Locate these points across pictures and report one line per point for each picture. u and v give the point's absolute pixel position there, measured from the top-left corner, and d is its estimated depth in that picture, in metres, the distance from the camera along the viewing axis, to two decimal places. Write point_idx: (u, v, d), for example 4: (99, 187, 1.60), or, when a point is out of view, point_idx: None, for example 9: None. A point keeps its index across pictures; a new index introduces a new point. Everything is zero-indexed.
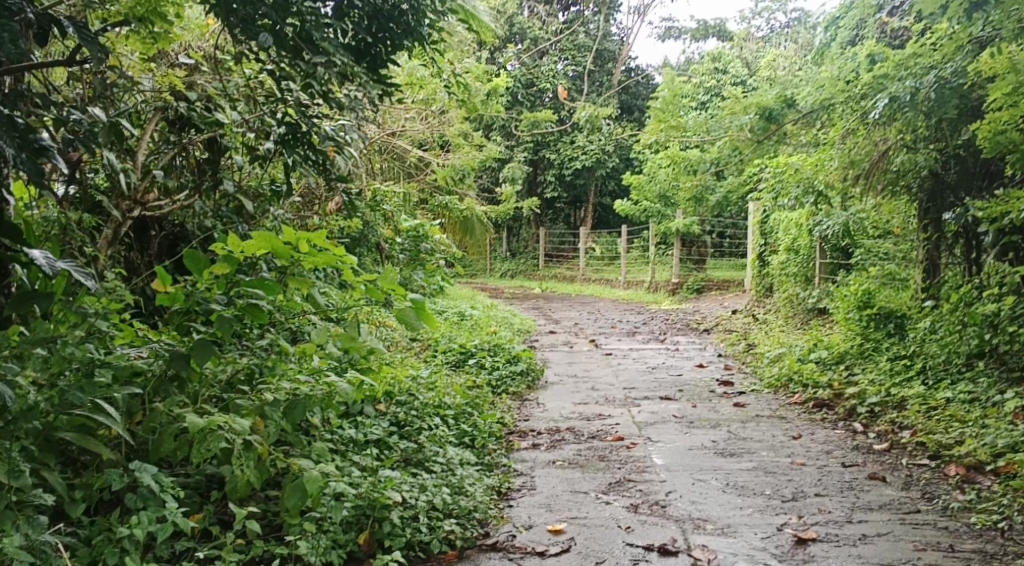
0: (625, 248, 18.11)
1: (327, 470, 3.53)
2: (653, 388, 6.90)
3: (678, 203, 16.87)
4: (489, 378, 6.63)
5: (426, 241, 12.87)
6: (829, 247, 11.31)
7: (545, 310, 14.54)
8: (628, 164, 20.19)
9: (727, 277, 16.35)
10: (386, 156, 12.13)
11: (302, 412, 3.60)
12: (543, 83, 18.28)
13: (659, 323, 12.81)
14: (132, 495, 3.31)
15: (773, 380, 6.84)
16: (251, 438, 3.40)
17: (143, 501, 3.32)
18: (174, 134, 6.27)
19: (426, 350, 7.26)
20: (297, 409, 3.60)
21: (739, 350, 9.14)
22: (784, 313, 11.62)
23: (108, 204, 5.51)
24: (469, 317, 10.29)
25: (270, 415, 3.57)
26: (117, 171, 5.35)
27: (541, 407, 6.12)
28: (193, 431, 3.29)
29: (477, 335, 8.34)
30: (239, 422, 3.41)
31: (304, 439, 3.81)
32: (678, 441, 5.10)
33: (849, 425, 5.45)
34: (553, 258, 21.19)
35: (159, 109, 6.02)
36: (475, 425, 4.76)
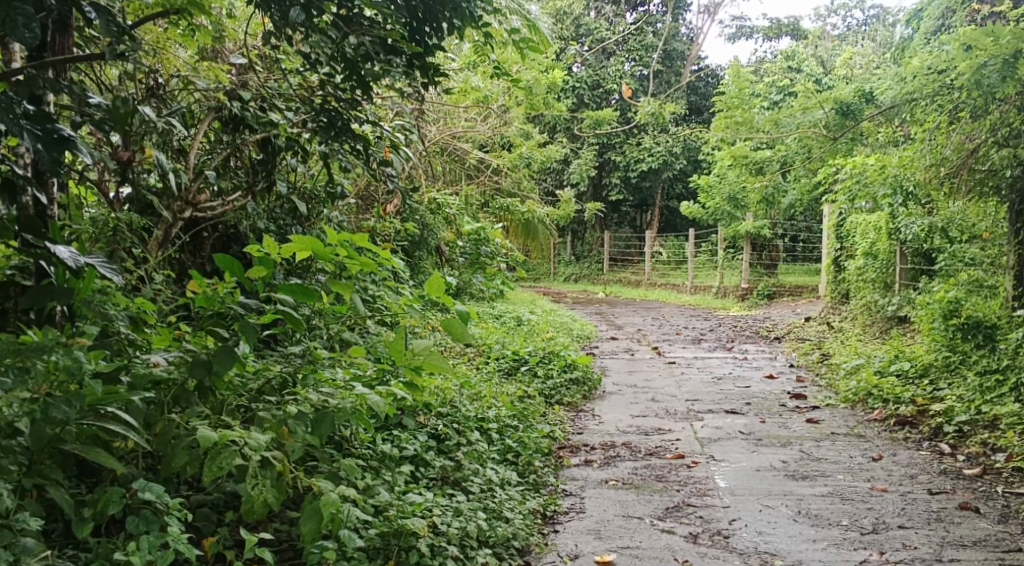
0: (693, 252, 17.61)
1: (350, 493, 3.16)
2: (719, 401, 6.49)
3: (748, 206, 16.33)
4: (543, 388, 6.30)
5: (487, 244, 12.61)
6: (910, 252, 10.72)
7: (608, 315, 14.16)
8: (697, 166, 19.68)
9: (800, 283, 15.75)
10: (446, 157, 11.88)
11: (330, 425, 3.32)
12: (609, 83, 17.90)
13: (726, 330, 12.34)
14: (134, 518, 3.09)
15: (849, 393, 6.38)
16: (268, 455, 3.10)
17: (145, 525, 3.09)
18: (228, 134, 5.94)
19: (478, 358, 6.97)
20: (325, 423, 3.31)
21: (812, 360, 8.66)
22: (860, 321, 11.06)
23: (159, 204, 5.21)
24: (528, 322, 9.97)
25: (294, 430, 3.27)
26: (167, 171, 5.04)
27: (597, 419, 5.77)
28: (204, 447, 3.02)
29: (534, 342, 8.01)
30: (256, 437, 3.12)
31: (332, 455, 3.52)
32: (745, 460, 4.70)
33: (934, 446, 5.00)
34: (619, 262, 20.77)
35: (212, 109, 5.76)
36: (522, 441, 4.42)
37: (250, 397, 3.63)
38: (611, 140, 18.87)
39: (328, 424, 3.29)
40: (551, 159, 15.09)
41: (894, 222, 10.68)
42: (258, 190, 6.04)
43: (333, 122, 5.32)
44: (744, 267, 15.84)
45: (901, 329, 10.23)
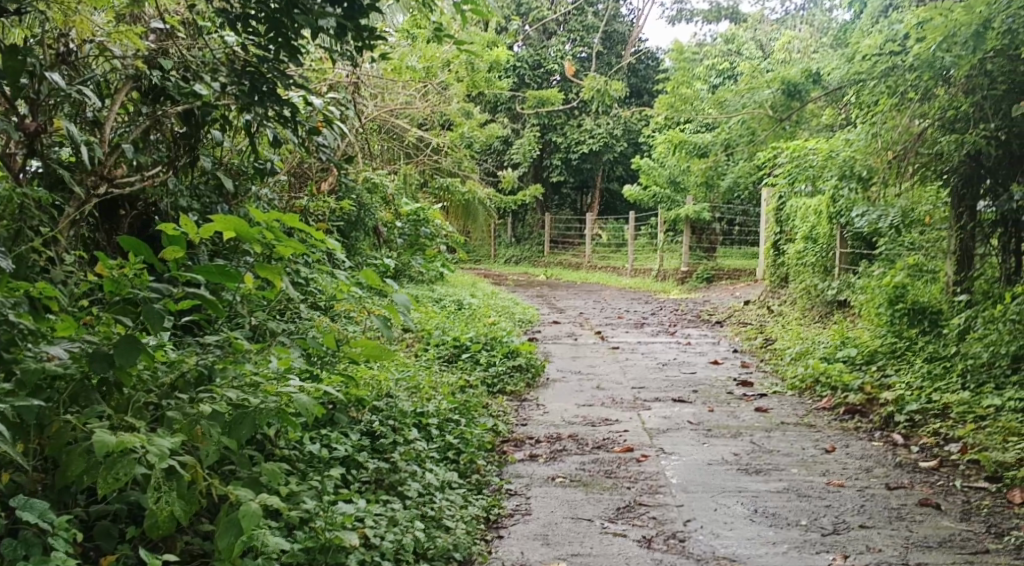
0: (633, 235, 17.49)
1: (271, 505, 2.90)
2: (665, 388, 6.29)
3: (689, 189, 16.23)
4: (484, 376, 6.04)
5: (426, 226, 12.30)
6: (851, 236, 10.68)
7: (548, 298, 13.96)
8: (637, 148, 19.53)
9: (739, 267, 15.70)
10: (384, 135, 11.52)
11: (250, 430, 3.04)
12: (550, 64, 17.65)
13: (667, 314, 12.22)
14: (11, 541, 2.75)
15: (796, 381, 6.23)
16: (175, 464, 2.79)
17: (25, 548, 2.76)
18: (147, 106, 5.48)
19: (416, 344, 6.68)
20: (245, 424, 3.04)
21: (756, 344, 8.54)
22: (801, 305, 11.02)
23: (69, 179, 4.73)
24: (468, 306, 9.69)
25: (210, 433, 2.98)
26: (78, 145, 4.64)
27: (541, 409, 5.54)
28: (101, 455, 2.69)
29: (473, 326, 7.74)
30: (161, 442, 2.79)
31: (253, 459, 3.23)
32: (696, 453, 4.50)
33: (887, 437, 4.86)
34: (559, 245, 20.58)
35: (130, 78, 5.29)
36: (463, 436, 4.15)
37: (159, 393, 3.33)
38: (551, 121, 18.64)
39: (247, 427, 3.03)
40: (491, 139, 14.79)
41: (836, 205, 10.61)
42: (179, 166, 5.67)
43: (256, 86, 4.98)
44: (684, 250, 15.75)
45: (843, 313, 10.18)
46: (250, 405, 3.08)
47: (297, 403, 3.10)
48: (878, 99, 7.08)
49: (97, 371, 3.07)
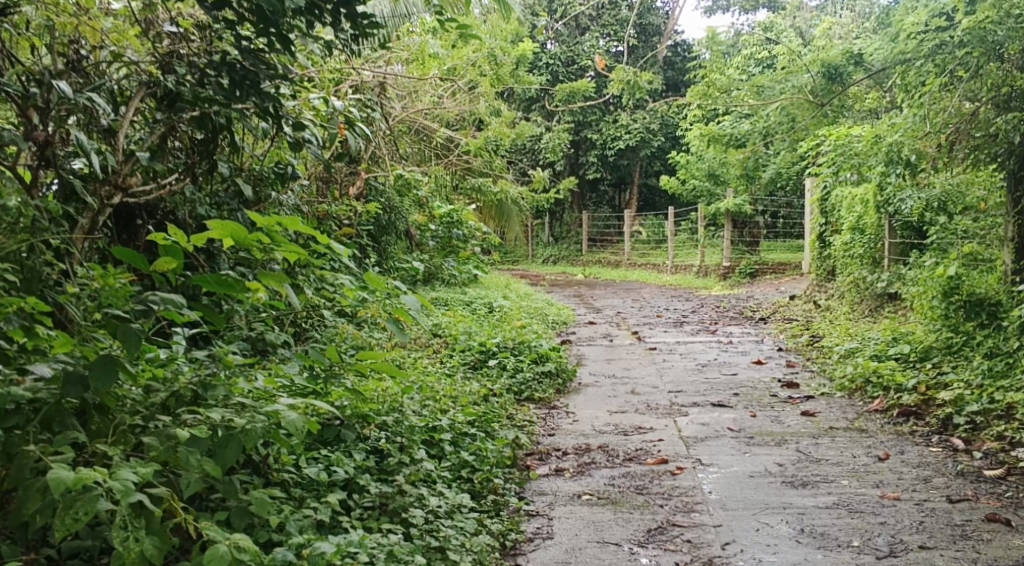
0: (673, 231, 17.07)
1: (249, 545, 2.68)
2: (704, 392, 5.93)
3: (729, 182, 15.78)
4: (510, 383, 5.75)
5: (459, 228, 12.04)
6: (900, 226, 10.22)
7: (586, 297, 13.62)
8: (675, 142, 19.10)
9: (783, 260, 15.21)
10: (412, 136, 11.25)
11: (236, 453, 2.84)
12: (583, 59, 17.32)
13: (709, 311, 11.82)
14: None
15: (845, 381, 5.84)
16: (141, 498, 2.62)
17: None
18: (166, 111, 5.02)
19: (441, 351, 6.40)
20: (231, 446, 2.85)
21: (801, 342, 8.14)
22: (849, 299, 10.58)
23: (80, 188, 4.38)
24: (499, 308, 9.39)
25: (187, 461, 2.79)
26: (87, 152, 4.27)
27: (571, 418, 5.22)
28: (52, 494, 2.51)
29: (503, 330, 7.44)
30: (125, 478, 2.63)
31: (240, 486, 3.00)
32: (736, 465, 4.16)
33: (946, 441, 4.47)
34: (597, 243, 20.22)
35: (142, 84, 4.89)
36: (480, 455, 3.88)
37: (147, 414, 3.09)
38: (586, 118, 18.29)
39: (232, 449, 2.83)
40: (524, 137, 14.47)
41: (883, 194, 10.15)
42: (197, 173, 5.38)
43: (237, 80, 4.74)
44: (726, 245, 15.32)
45: (893, 307, 9.72)
46: (236, 427, 2.89)
47: (285, 422, 2.89)
48: (926, 81, 6.67)
49: (71, 395, 2.85)
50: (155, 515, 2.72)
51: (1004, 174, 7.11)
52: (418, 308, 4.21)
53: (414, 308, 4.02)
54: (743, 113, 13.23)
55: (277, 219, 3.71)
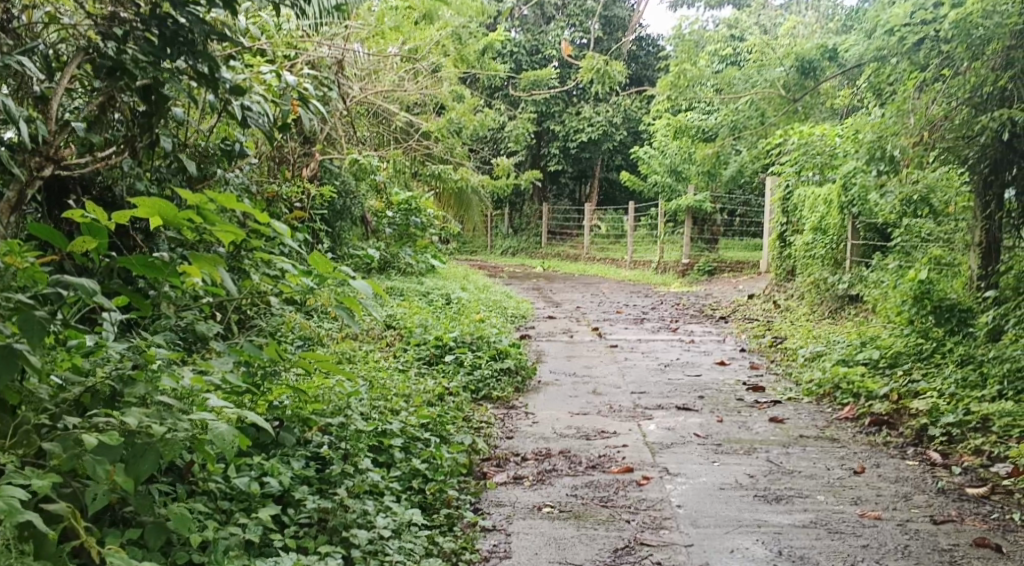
0: (632, 226, 16.87)
1: None
2: (669, 393, 5.67)
3: (691, 178, 15.61)
4: (466, 381, 5.45)
5: (417, 216, 11.70)
6: (863, 227, 10.08)
7: (544, 291, 13.36)
8: (637, 136, 18.90)
9: (742, 259, 15.07)
10: (370, 119, 10.88)
11: (150, 465, 2.57)
12: (547, 49, 17.05)
13: (668, 308, 11.61)
14: None
15: (813, 386, 5.63)
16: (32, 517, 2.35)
17: None
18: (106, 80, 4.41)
19: (394, 345, 6.09)
20: (147, 457, 2.58)
21: (765, 343, 7.94)
22: (809, 300, 10.44)
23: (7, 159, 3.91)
24: (455, 300, 9.09)
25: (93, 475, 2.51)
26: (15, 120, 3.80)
27: (530, 419, 4.95)
28: None
29: (459, 323, 7.15)
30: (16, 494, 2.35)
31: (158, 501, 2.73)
32: (705, 475, 3.91)
33: (922, 454, 4.26)
34: (556, 236, 19.96)
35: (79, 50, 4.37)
36: (432, 463, 3.59)
37: (56, 413, 2.76)
38: (549, 108, 18.01)
39: (147, 461, 2.56)
40: (485, 125, 14.14)
41: (848, 195, 10.00)
42: (139, 148, 4.97)
43: (169, 36, 4.19)
44: (685, 241, 15.15)
45: (855, 310, 9.58)
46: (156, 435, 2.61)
47: (210, 433, 2.62)
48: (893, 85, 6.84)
49: None
50: (49, 537, 2.44)
51: (976, 178, 6.95)
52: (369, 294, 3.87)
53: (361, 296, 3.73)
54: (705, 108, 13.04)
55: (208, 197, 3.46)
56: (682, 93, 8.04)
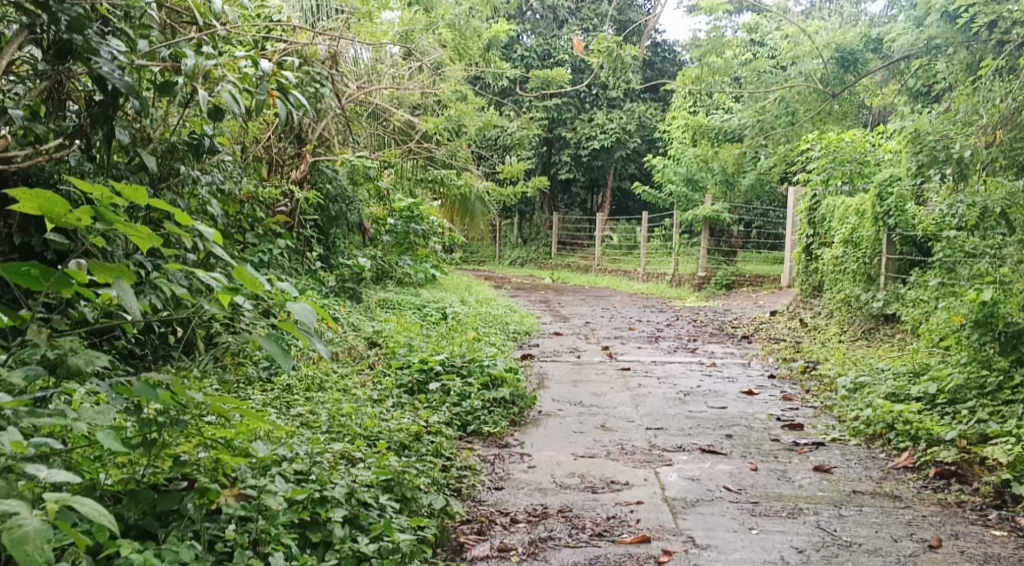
0: (645, 237, 16.08)
1: None
2: (690, 431, 4.88)
3: (709, 187, 14.79)
4: (451, 416, 4.70)
5: (418, 223, 10.94)
6: (899, 240, 9.23)
7: (552, 304, 12.57)
8: (652, 144, 18.09)
9: (762, 273, 14.22)
10: (369, 120, 10.13)
11: None
12: (560, 54, 16.31)
13: (685, 325, 10.82)
14: None
15: (860, 424, 4.82)
16: None
17: None
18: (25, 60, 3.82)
19: (375, 370, 5.35)
20: None
21: (795, 367, 7.11)
22: (839, 318, 9.61)
23: None
24: (452, 315, 8.31)
25: None
26: None
27: (527, 464, 4.19)
28: None
29: (453, 341, 6.38)
30: None
31: None
32: (744, 553, 3.16)
33: (1010, 522, 3.47)
34: (567, 246, 19.17)
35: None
36: (382, 545, 3.01)
37: None
38: (560, 114, 17.26)
39: None
40: (492, 129, 13.36)
41: (884, 205, 9.17)
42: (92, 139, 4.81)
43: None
44: (702, 253, 14.33)
45: (891, 331, 8.74)
46: None
47: (10, 537, 2.18)
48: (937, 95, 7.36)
49: None
50: None
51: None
52: (308, 317, 2.92)
53: (300, 321, 2.90)
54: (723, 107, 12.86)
55: (111, 191, 2.92)
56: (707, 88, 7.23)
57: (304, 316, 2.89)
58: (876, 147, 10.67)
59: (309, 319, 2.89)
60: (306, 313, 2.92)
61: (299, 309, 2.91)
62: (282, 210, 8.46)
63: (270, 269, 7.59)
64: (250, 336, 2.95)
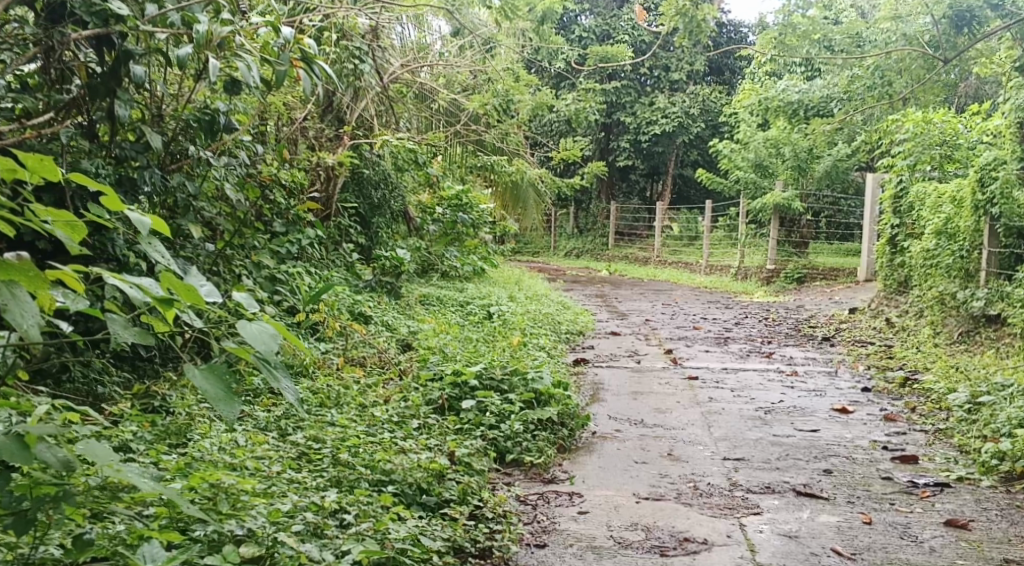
0: (708, 227, 15.09)
1: None
2: (778, 465, 4.01)
3: (779, 174, 13.73)
4: (485, 443, 3.89)
5: (467, 212, 10.11)
6: (1003, 230, 8.09)
7: (610, 299, 11.67)
8: (716, 129, 17.01)
9: (837, 265, 13.12)
10: (413, 100, 9.35)
11: None
12: (620, 34, 15.37)
13: (756, 324, 9.84)
14: None
15: (990, 460, 3.92)
16: None
17: None
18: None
19: (400, 384, 4.56)
20: None
21: (892, 379, 6.15)
22: (932, 319, 8.56)
23: None
24: (498, 313, 7.47)
25: None
26: None
27: (577, 509, 3.38)
28: None
29: (495, 346, 5.57)
30: None
31: None
32: None
33: None
34: (625, 237, 18.23)
35: None
36: None
37: None
38: (620, 98, 16.32)
39: None
40: (545, 113, 12.49)
41: (987, 192, 8.05)
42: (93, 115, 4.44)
43: None
44: (771, 245, 13.27)
45: (993, 334, 7.66)
46: None
47: None
48: None
49: None
50: None
51: None
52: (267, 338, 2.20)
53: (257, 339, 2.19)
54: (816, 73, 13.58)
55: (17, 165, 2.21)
56: (792, 53, 6.32)
57: (262, 341, 2.18)
58: (970, 128, 9.55)
59: (268, 344, 2.17)
60: (268, 338, 2.20)
61: (257, 331, 2.19)
62: (315, 196, 7.72)
63: (299, 261, 6.87)
64: (182, 369, 2.20)
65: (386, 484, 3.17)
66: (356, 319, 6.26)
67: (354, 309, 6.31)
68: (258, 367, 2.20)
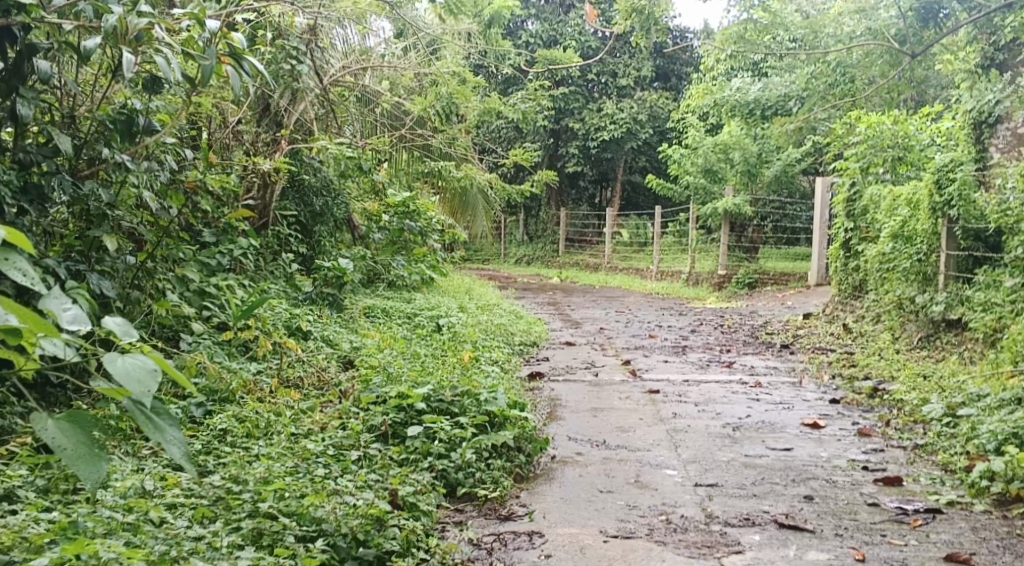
0: (658, 233, 14.83)
1: None
2: (755, 491, 3.66)
3: (729, 178, 13.51)
4: (432, 478, 3.48)
5: (413, 219, 9.68)
6: (960, 232, 7.77)
7: (561, 307, 11.32)
8: (664, 134, 16.78)
9: (789, 270, 12.92)
10: (355, 103, 8.93)
11: None
12: (567, 38, 15.09)
13: (712, 331, 9.56)
14: None
15: (984, 483, 3.62)
16: None
17: None
18: None
19: (340, 409, 4.14)
20: None
21: (860, 389, 5.86)
22: (891, 324, 8.34)
23: None
24: (446, 326, 7.06)
25: None
26: None
27: (537, 554, 3.00)
28: None
29: (443, 363, 5.17)
30: None
31: None
32: None
33: None
34: (575, 244, 17.93)
35: None
36: None
37: None
38: (568, 103, 16.04)
39: None
40: (491, 118, 12.12)
41: (943, 194, 7.68)
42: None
43: None
44: (722, 249, 13.01)
45: (955, 339, 7.42)
46: None
47: None
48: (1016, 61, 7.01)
49: None
50: None
51: None
52: (134, 376, 2.07)
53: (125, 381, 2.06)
54: (765, 76, 13.41)
55: None
56: (750, 49, 6.08)
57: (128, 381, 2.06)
58: (923, 130, 9.37)
59: (142, 384, 2.05)
60: (146, 378, 2.09)
61: (132, 369, 2.08)
62: (250, 203, 7.27)
63: (231, 274, 6.41)
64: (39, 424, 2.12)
65: (316, 537, 2.79)
66: (294, 336, 5.82)
67: (291, 325, 5.86)
68: (134, 411, 2.09)
